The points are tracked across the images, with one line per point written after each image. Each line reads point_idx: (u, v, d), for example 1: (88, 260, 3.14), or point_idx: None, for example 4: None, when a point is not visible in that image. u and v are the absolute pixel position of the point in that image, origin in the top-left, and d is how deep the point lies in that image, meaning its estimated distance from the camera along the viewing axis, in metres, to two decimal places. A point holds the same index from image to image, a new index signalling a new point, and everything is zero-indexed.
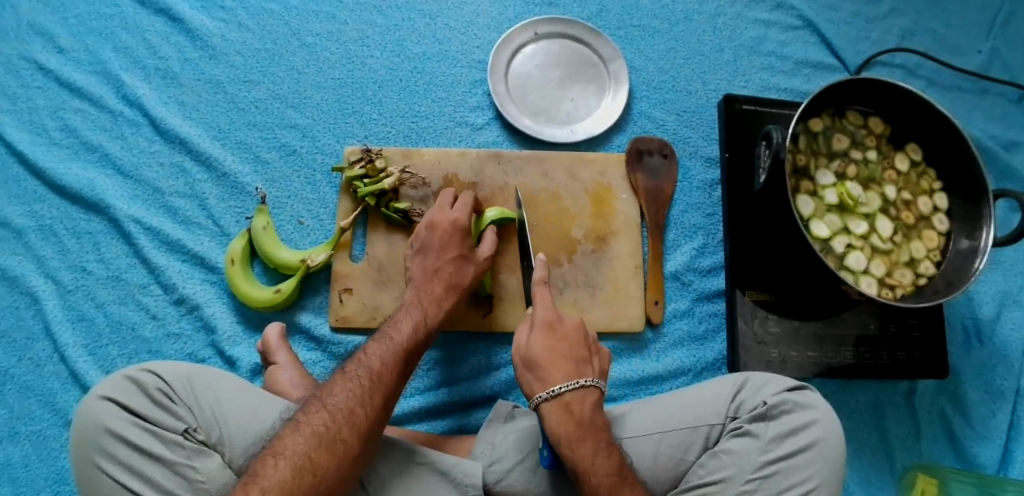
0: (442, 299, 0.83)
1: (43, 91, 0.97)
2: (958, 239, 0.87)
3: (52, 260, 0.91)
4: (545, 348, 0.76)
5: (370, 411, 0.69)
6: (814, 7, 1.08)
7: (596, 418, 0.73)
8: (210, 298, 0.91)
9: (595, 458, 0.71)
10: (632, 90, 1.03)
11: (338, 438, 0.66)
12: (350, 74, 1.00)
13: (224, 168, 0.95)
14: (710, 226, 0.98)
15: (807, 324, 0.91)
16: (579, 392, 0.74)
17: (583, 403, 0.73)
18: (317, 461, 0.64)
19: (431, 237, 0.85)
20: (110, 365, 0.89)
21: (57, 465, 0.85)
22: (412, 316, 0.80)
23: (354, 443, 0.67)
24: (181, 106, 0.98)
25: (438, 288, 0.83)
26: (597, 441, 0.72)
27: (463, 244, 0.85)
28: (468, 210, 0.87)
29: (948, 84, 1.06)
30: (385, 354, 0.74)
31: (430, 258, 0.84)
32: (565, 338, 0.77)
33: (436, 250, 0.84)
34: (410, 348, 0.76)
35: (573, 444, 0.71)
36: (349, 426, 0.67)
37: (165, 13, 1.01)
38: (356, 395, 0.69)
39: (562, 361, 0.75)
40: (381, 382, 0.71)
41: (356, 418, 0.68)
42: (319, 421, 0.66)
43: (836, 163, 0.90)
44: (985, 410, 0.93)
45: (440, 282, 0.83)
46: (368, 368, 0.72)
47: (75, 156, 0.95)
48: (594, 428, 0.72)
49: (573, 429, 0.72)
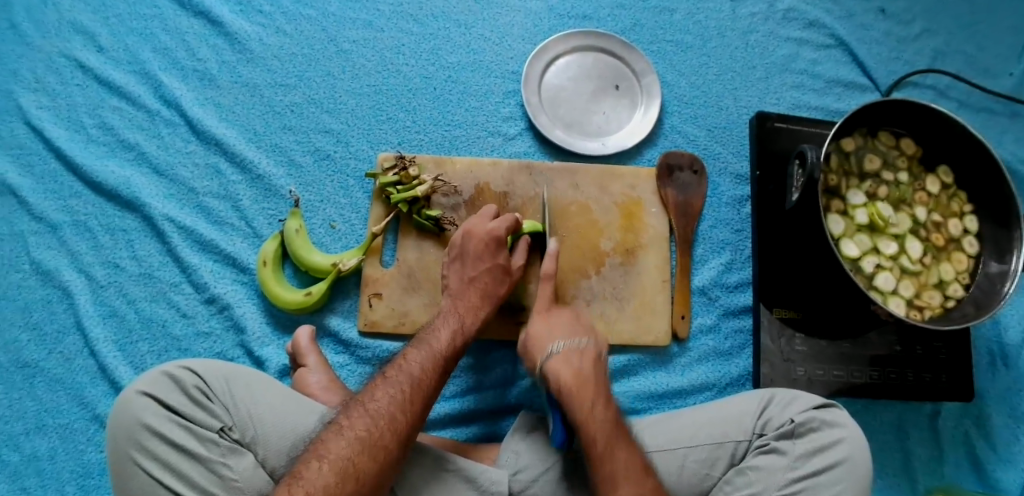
0: (479, 308, 0.84)
1: (81, 88, 0.99)
2: (987, 262, 0.87)
3: (86, 256, 0.93)
4: (541, 327, 0.84)
5: (410, 418, 0.70)
6: (847, 27, 1.09)
7: (596, 374, 0.78)
8: (240, 298, 0.93)
9: (594, 407, 0.74)
10: (663, 104, 1.03)
11: (381, 442, 0.67)
12: (385, 81, 1.02)
13: (258, 170, 0.96)
14: (738, 241, 0.98)
15: (833, 343, 0.92)
16: (576, 352, 0.80)
17: (581, 359, 0.79)
18: (360, 465, 0.65)
19: (467, 245, 0.86)
20: (139, 362, 0.90)
21: (83, 459, 0.86)
22: (450, 323, 0.81)
23: (396, 449, 0.68)
24: (218, 108, 0.99)
25: (474, 296, 0.84)
26: (596, 392, 0.76)
27: (499, 255, 0.86)
28: (507, 225, 0.87)
29: (979, 106, 1.06)
30: (424, 360, 0.75)
31: (466, 267, 0.86)
32: (560, 318, 0.86)
33: (473, 259, 0.85)
34: (448, 355, 0.77)
35: (573, 394, 0.75)
36: (390, 431, 0.68)
37: (205, 16, 1.02)
38: (397, 401, 0.70)
39: (558, 332, 0.83)
40: (420, 389, 0.72)
41: (397, 423, 0.68)
42: (361, 426, 0.67)
43: (867, 183, 0.90)
44: (1008, 434, 0.93)
45: (477, 289, 0.84)
46: (408, 374, 0.73)
47: (111, 153, 0.97)
48: (593, 381, 0.77)
49: (573, 380, 0.77)
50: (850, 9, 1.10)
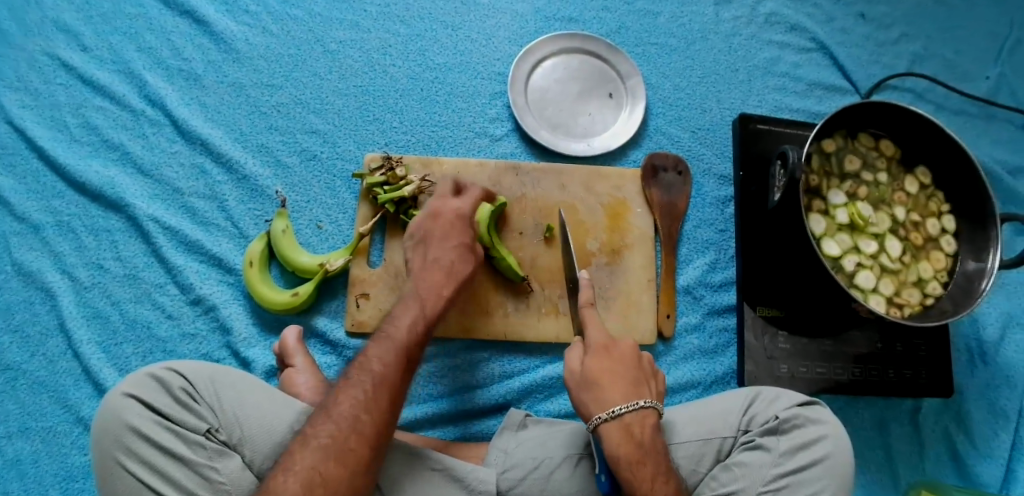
0: (443, 286, 0.83)
1: (64, 88, 0.98)
2: (965, 261, 0.89)
3: (70, 256, 0.92)
4: (601, 369, 0.76)
5: (375, 417, 0.69)
6: (827, 30, 1.11)
7: (654, 442, 0.72)
8: (226, 299, 0.92)
9: (654, 482, 0.70)
10: (648, 106, 1.05)
11: (349, 449, 0.67)
12: (372, 82, 1.02)
13: (245, 170, 0.96)
14: (722, 241, 1.00)
15: (816, 341, 0.93)
16: (638, 414, 0.73)
17: (642, 425, 0.73)
18: (327, 473, 0.65)
19: (433, 228, 0.87)
20: (124, 363, 0.89)
21: (66, 462, 0.85)
22: (411, 310, 0.79)
23: (364, 452, 0.67)
24: (203, 108, 0.99)
25: (441, 277, 0.83)
26: (656, 465, 0.71)
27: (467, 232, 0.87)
28: (472, 203, 0.90)
29: (956, 109, 1.08)
30: (385, 355, 0.73)
31: (430, 248, 0.86)
32: (621, 361, 0.77)
33: (438, 240, 0.86)
34: (411, 345, 0.75)
35: (632, 467, 0.70)
36: (356, 435, 0.67)
37: (190, 15, 1.02)
38: (359, 403, 0.69)
39: (620, 383, 0.75)
40: (383, 386, 0.71)
41: (361, 426, 0.68)
42: (327, 434, 0.67)
43: (848, 184, 0.92)
44: (987, 430, 0.94)
45: (443, 270, 0.84)
46: (369, 375, 0.71)
47: (94, 153, 0.96)
48: (653, 451, 0.72)
49: (633, 453, 0.71)
50: (830, 14, 1.12)
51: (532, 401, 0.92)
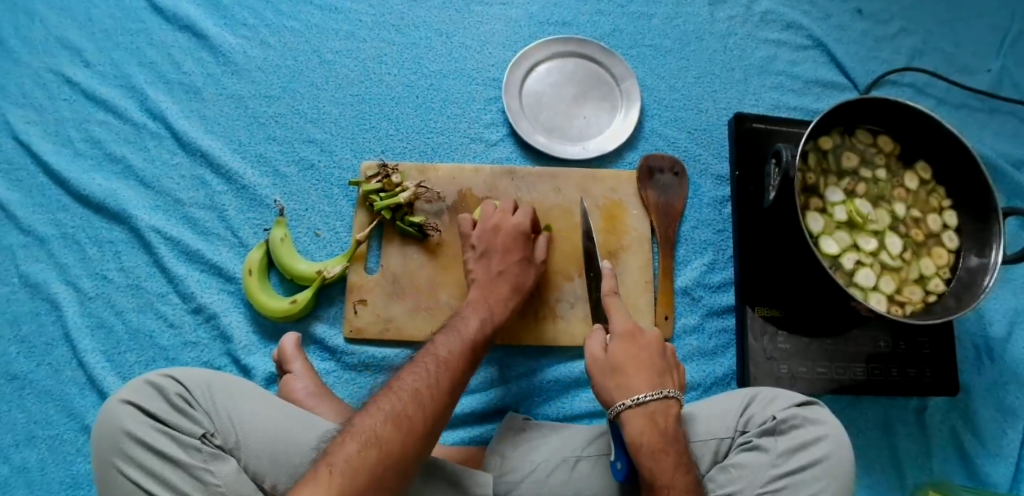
0: (507, 299, 0.87)
1: (69, 103, 1.00)
2: (968, 257, 0.87)
3: (74, 268, 0.94)
4: (627, 356, 0.76)
5: (436, 392, 0.69)
6: (823, 27, 1.10)
7: (677, 433, 0.72)
8: (227, 307, 0.93)
9: (675, 473, 0.69)
10: (644, 108, 1.05)
11: (407, 415, 0.65)
12: (369, 90, 1.03)
13: (244, 180, 0.98)
14: (720, 242, 0.99)
15: (816, 341, 0.92)
16: (663, 403, 0.73)
17: (666, 416, 0.72)
18: (383, 434, 0.63)
19: (495, 239, 0.89)
20: (127, 372, 0.90)
21: (72, 470, 0.87)
22: (479, 312, 0.83)
23: (421, 421, 0.66)
24: (203, 120, 1.01)
25: (503, 289, 0.87)
26: (677, 455, 0.70)
27: (525, 249, 0.90)
28: (530, 218, 0.92)
29: (958, 103, 1.07)
30: (451, 345, 0.76)
31: (492, 260, 0.88)
32: (647, 349, 0.77)
33: (501, 252, 0.88)
34: (476, 341, 0.79)
35: (655, 455, 0.69)
36: (415, 404, 0.67)
37: (189, 30, 1.04)
38: (422, 378, 0.70)
39: (643, 370, 0.75)
40: (446, 368, 0.72)
41: (420, 396, 0.68)
42: (391, 404, 0.66)
43: (845, 181, 0.91)
44: (995, 428, 0.92)
45: (506, 282, 0.87)
46: (436, 357, 0.74)
47: (98, 167, 0.98)
48: (675, 442, 0.71)
49: (657, 442, 0.70)
50: (827, 11, 1.11)
51: (529, 404, 0.92)
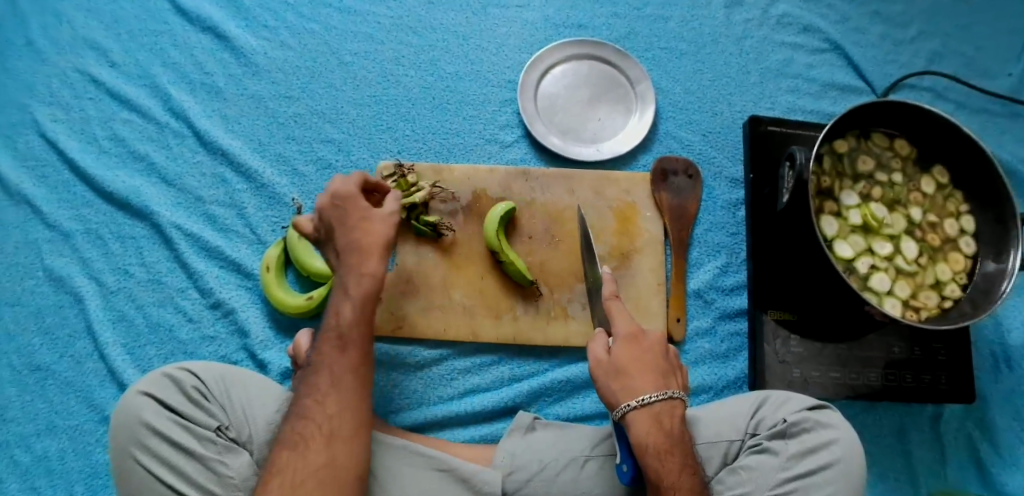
0: (358, 265, 0.78)
1: (94, 102, 1.03)
2: (985, 262, 0.86)
3: (97, 262, 0.96)
4: (631, 359, 0.74)
5: (315, 401, 0.71)
6: (841, 31, 1.10)
7: (681, 433, 0.72)
8: (244, 303, 0.95)
9: (682, 474, 0.69)
10: (658, 110, 1.05)
11: (301, 435, 0.69)
12: (386, 91, 1.05)
13: (263, 179, 0.99)
14: (734, 245, 0.99)
15: (830, 345, 0.91)
16: (667, 404, 0.72)
17: (670, 417, 0.72)
18: (283, 459, 0.67)
19: (328, 214, 0.81)
20: (147, 364, 0.93)
21: (91, 459, 0.89)
22: (335, 296, 0.78)
23: (310, 433, 0.69)
24: (224, 119, 1.03)
25: (350, 258, 0.79)
26: (682, 456, 0.70)
27: (362, 211, 0.81)
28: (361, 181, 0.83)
29: (978, 108, 1.06)
30: (321, 347, 0.75)
31: (336, 232, 0.80)
32: (650, 350, 0.75)
33: (343, 223, 0.80)
34: (343, 332, 0.75)
35: (660, 456, 0.69)
36: (300, 422, 0.70)
37: (211, 31, 1.06)
38: (301, 396, 0.72)
39: (648, 371, 0.73)
40: (319, 374, 0.73)
41: (307, 413, 0.70)
42: (290, 429, 0.70)
43: (861, 184, 0.90)
44: (1012, 437, 0.91)
45: (354, 249, 0.79)
46: (311, 367, 0.74)
47: (122, 164, 1.01)
48: (680, 442, 0.71)
49: (662, 443, 0.70)
50: (845, 14, 1.10)
51: (541, 403, 0.92)
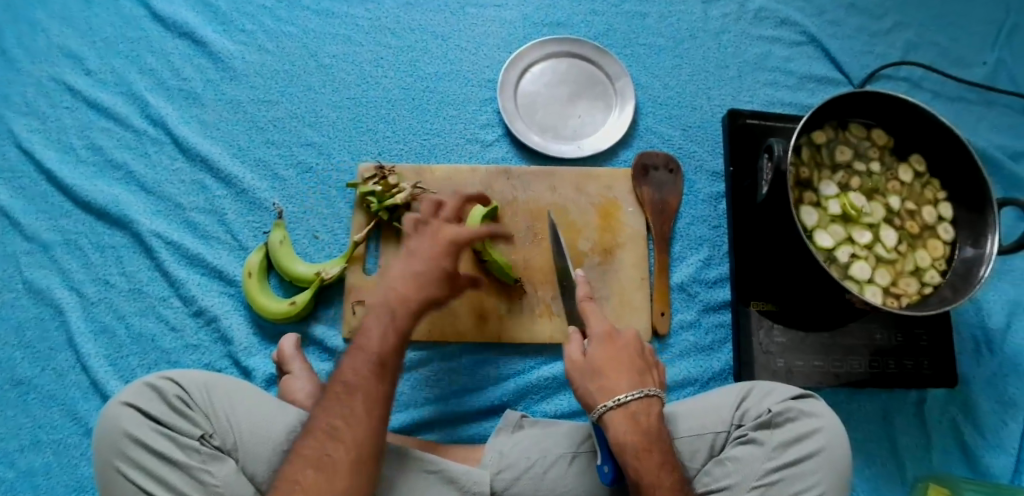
0: (415, 301, 0.78)
1: (70, 111, 1.02)
2: (963, 248, 0.87)
3: (77, 273, 0.95)
4: (606, 359, 0.75)
5: (349, 425, 0.68)
6: (817, 23, 1.10)
7: (659, 431, 0.71)
8: (227, 310, 0.94)
9: (661, 472, 0.68)
10: (638, 106, 1.05)
11: (330, 457, 0.66)
12: (365, 94, 1.04)
13: (243, 184, 0.99)
14: (716, 238, 1.00)
15: (813, 334, 0.92)
16: (644, 402, 0.72)
17: (647, 414, 0.71)
18: (307, 481, 0.64)
19: (422, 243, 0.81)
20: (130, 375, 0.92)
21: (77, 473, 0.88)
22: (381, 319, 0.76)
23: (341, 458, 0.66)
24: (202, 125, 1.02)
25: (411, 292, 0.78)
26: (662, 453, 0.70)
27: (452, 259, 0.81)
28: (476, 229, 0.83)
29: (953, 96, 1.07)
30: (357, 365, 0.72)
31: (413, 261, 0.80)
32: (626, 350, 0.76)
33: (421, 255, 0.80)
34: (385, 355, 0.73)
35: (638, 455, 0.69)
36: (333, 444, 0.67)
37: (188, 37, 1.05)
38: (337, 414, 0.69)
39: (623, 371, 0.74)
40: (357, 395, 0.70)
41: (339, 435, 0.67)
42: (316, 449, 0.66)
43: (839, 174, 0.91)
44: (995, 420, 0.92)
45: (417, 285, 0.78)
46: (344, 385, 0.71)
47: (100, 173, 1.00)
48: (659, 440, 0.70)
49: (639, 442, 0.69)
50: (821, 7, 1.11)
51: (528, 402, 0.92)
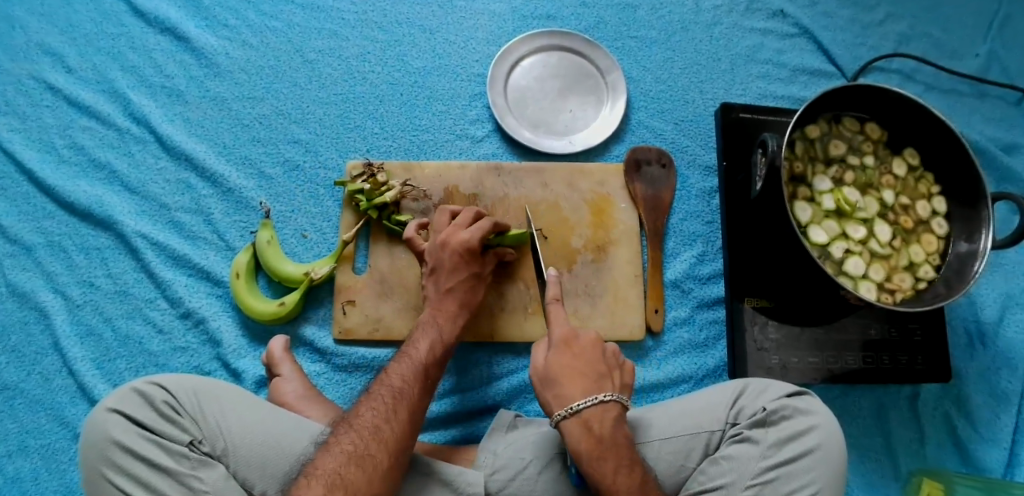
0: (456, 316, 0.85)
1: (51, 109, 0.99)
2: (957, 243, 0.87)
3: (62, 276, 0.93)
4: (562, 365, 0.74)
5: (396, 427, 0.70)
6: (810, 15, 1.09)
7: (615, 436, 0.71)
8: (215, 311, 0.93)
9: (617, 476, 0.69)
10: (630, 100, 1.04)
11: (371, 456, 0.67)
12: (352, 89, 1.02)
13: (229, 183, 0.97)
14: (709, 234, 0.99)
15: (808, 330, 0.92)
16: (598, 408, 0.72)
17: (603, 420, 0.71)
18: (349, 477, 0.65)
19: (442, 257, 0.86)
20: (118, 378, 0.90)
21: (66, 478, 0.87)
22: (427, 334, 0.82)
23: (383, 458, 0.68)
24: (187, 123, 1.00)
25: (452, 306, 0.85)
26: (621, 458, 0.70)
27: (474, 265, 0.87)
28: (482, 233, 0.87)
29: (946, 88, 1.06)
30: (405, 371, 0.76)
31: (442, 277, 0.86)
32: (585, 354, 0.75)
33: (448, 270, 0.86)
34: (430, 363, 0.79)
35: (593, 461, 0.69)
36: (376, 441, 0.68)
37: (171, 32, 1.03)
38: (381, 413, 0.71)
39: (579, 379, 0.74)
40: (404, 398, 0.73)
41: (382, 435, 0.69)
42: (354, 445, 0.67)
43: (833, 168, 0.90)
44: (988, 414, 0.92)
45: (454, 299, 0.86)
46: (390, 388, 0.74)
47: (83, 173, 0.97)
48: (614, 445, 0.70)
49: (591, 448, 0.69)
50: None
51: (521, 401, 0.92)
